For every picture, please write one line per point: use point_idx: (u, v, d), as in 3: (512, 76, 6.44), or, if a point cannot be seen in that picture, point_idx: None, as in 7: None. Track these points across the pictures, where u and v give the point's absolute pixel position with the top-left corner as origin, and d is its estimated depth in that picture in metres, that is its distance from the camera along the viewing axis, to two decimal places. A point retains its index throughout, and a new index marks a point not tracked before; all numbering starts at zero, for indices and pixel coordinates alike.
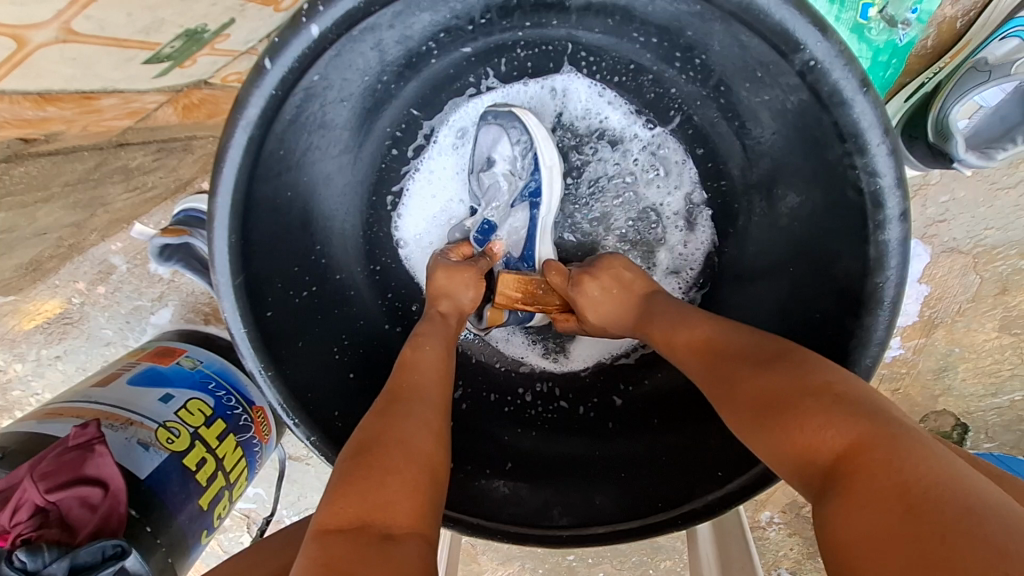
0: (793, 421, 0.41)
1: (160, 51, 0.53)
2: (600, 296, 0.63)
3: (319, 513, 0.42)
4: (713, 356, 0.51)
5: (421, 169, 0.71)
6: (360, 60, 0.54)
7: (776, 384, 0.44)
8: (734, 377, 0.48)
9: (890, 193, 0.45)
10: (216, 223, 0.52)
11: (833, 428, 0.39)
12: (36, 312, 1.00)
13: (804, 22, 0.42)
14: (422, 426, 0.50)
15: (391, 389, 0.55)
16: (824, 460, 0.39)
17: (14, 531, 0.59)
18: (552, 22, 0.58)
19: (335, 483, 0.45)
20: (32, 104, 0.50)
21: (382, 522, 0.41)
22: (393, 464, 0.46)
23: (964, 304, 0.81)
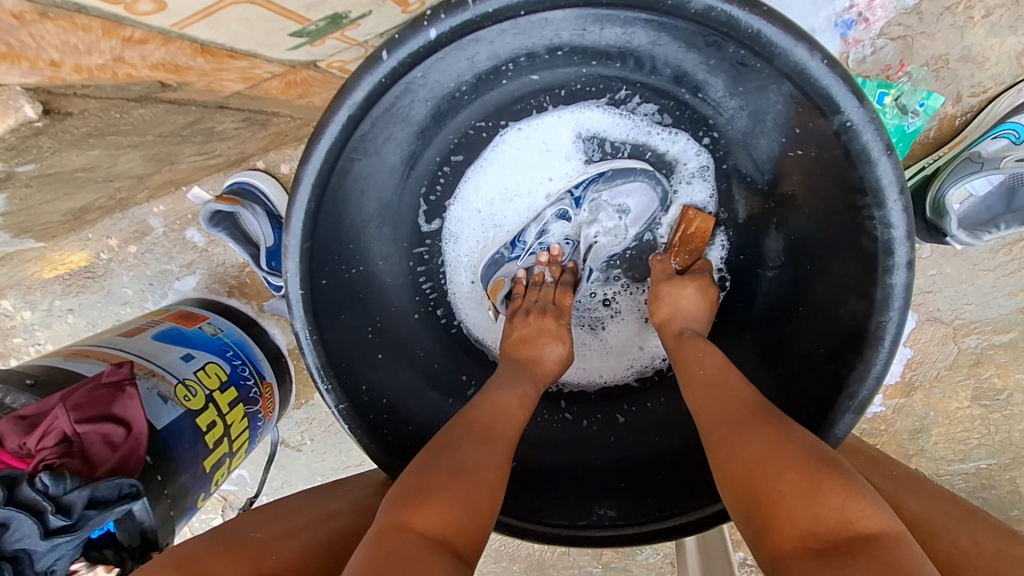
0: (830, 489, 0.45)
1: (305, 28, 0.47)
2: (692, 301, 0.68)
3: (400, 511, 0.48)
4: (749, 414, 0.54)
5: (517, 154, 0.75)
6: (454, 65, 0.59)
7: (819, 452, 0.49)
8: (774, 434, 0.51)
9: (900, 244, 0.51)
10: (300, 187, 0.57)
11: (865, 510, 0.44)
12: (61, 263, 1.02)
13: (846, 91, 0.48)
14: (493, 461, 0.56)
15: (473, 420, 0.60)
16: (848, 532, 0.44)
17: (38, 455, 0.60)
18: (614, 63, 0.65)
19: (405, 491, 0.51)
20: (192, 55, 0.45)
21: (455, 543, 0.48)
22: (466, 491, 0.51)
23: (942, 370, 0.89)
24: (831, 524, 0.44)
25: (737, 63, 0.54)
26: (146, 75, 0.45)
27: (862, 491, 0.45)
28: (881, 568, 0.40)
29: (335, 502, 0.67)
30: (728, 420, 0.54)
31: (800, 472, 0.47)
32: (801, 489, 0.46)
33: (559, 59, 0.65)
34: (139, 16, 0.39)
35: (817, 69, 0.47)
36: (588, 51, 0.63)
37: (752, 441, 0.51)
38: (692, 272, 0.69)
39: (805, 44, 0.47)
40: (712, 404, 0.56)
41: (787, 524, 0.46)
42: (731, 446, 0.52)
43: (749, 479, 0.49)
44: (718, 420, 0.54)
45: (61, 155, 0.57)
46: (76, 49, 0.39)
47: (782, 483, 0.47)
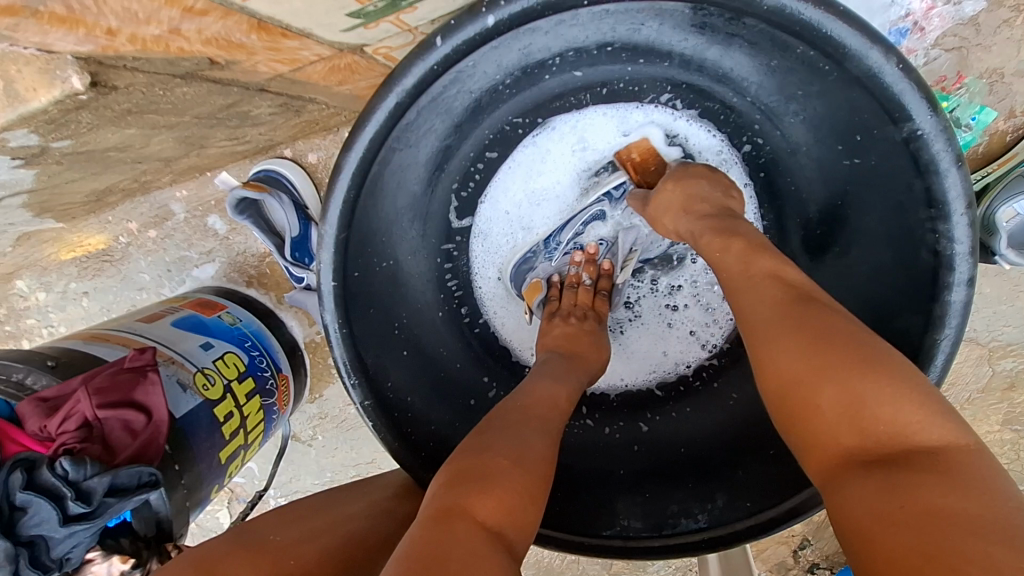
0: (878, 395, 0.41)
1: (364, 7, 0.44)
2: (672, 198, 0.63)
3: (454, 496, 0.47)
4: (793, 304, 0.48)
5: (548, 156, 0.74)
6: (504, 56, 0.57)
7: (867, 346, 0.44)
8: (820, 326, 0.46)
9: (962, 260, 0.49)
10: (341, 175, 0.55)
11: (922, 421, 0.41)
12: (79, 245, 1.01)
13: (919, 98, 0.46)
14: (545, 450, 0.54)
15: (523, 404, 0.58)
16: (891, 441, 0.41)
17: (59, 439, 0.58)
18: (663, 62, 0.63)
19: (449, 478, 0.49)
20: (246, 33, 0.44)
21: (506, 530, 0.46)
22: (520, 474, 0.50)
23: (974, 393, 0.87)
24: (880, 437, 0.41)
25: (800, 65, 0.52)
26: (198, 49, 0.44)
27: (924, 398, 0.41)
28: (926, 484, 0.38)
29: (353, 505, 0.65)
30: (770, 310, 0.49)
31: (848, 370, 0.43)
32: (843, 404, 0.42)
33: (608, 55, 0.63)
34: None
35: (890, 73, 0.45)
36: (639, 48, 0.61)
37: (795, 337, 0.46)
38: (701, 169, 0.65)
39: (880, 47, 0.45)
40: (745, 299, 0.51)
41: (829, 436, 0.43)
42: (765, 355, 0.47)
43: (790, 384, 0.45)
44: (758, 311, 0.49)
45: (98, 132, 0.55)
46: (137, 17, 0.38)
47: (824, 384, 0.43)
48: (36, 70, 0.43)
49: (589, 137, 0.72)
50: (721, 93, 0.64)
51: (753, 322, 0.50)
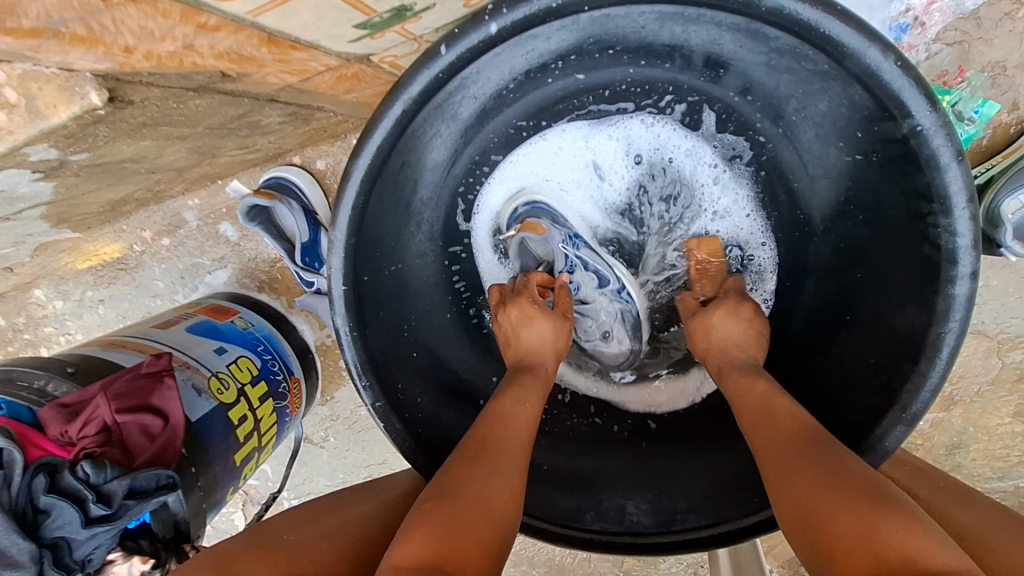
0: (889, 523, 0.44)
1: (371, 19, 0.46)
2: (724, 327, 0.66)
3: (394, 547, 0.50)
4: (810, 445, 0.53)
5: (561, 152, 0.74)
6: (507, 62, 0.58)
7: (878, 487, 0.47)
8: (840, 464, 0.50)
9: (964, 254, 0.50)
10: (350, 180, 0.57)
11: (930, 546, 0.42)
12: (95, 254, 1.03)
13: (918, 95, 0.46)
14: (502, 488, 0.57)
15: (481, 437, 0.61)
16: (899, 566, 0.42)
17: (79, 444, 0.60)
18: (665, 63, 0.64)
19: (414, 521, 0.52)
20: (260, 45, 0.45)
21: (452, 570, 0.49)
22: (472, 523, 0.53)
23: (983, 385, 0.86)
24: (895, 563, 0.42)
25: (801, 64, 0.53)
26: (211, 63, 0.45)
27: (927, 530, 0.44)
28: None
29: (361, 505, 0.65)
30: (784, 448, 0.53)
31: (861, 505, 0.46)
32: (857, 529, 0.45)
33: (610, 58, 0.63)
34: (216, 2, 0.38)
35: (890, 70, 0.46)
36: (641, 50, 0.62)
37: (810, 471, 0.50)
38: (748, 309, 0.67)
39: (879, 45, 0.45)
40: (762, 435, 0.56)
41: (847, 563, 0.44)
42: (782, 484, 0.51)
43: (803, 514, 0.48)
44: (775, 447, 0.54)
45: (114, 145, 0.57)
46: (152, 34, 0.40)
47: (837, 513, 0.46)
48: (55, 87, 0.45)
49: (590, 145, 0.74)
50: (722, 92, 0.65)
51: (767, 462, 0.54)
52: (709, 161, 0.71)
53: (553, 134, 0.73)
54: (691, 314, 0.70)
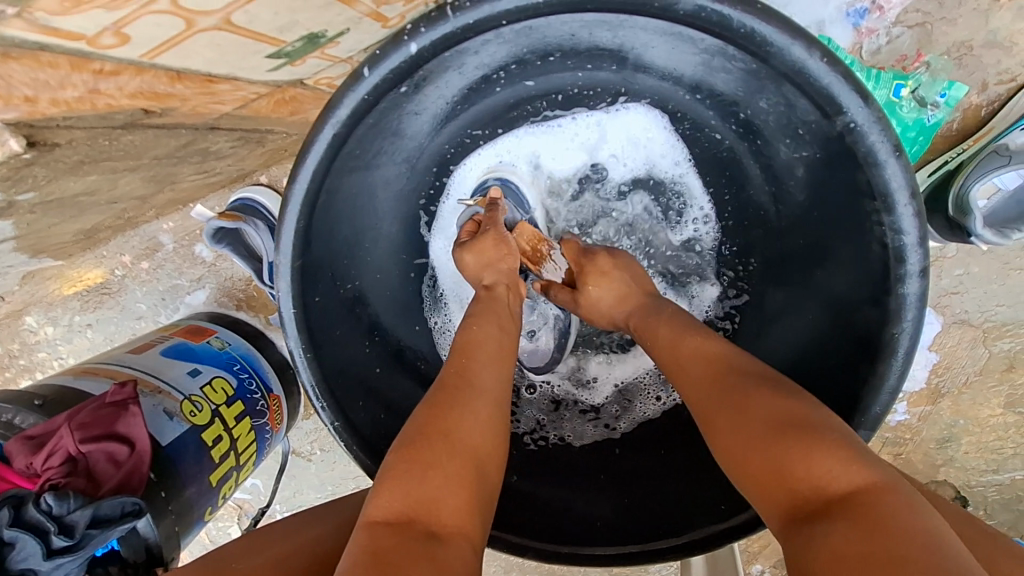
0: (799, 452, 0.43)
1: (282, 48, 0.50)
2: (603, 293, 0.65)
3: (366, 505, 0.47)
4: (724, 375, 0.51)
5: (540, 140, 0.72)
6: (442, 78, 0.58)
7: (791, 409, 0.46)
8: (747, 395, 0.48)
9: (912, 251, 0.48)
10: (289, 205, 0.56)
11: (840, 467, 0.41)
12: (79, 280, 1.05)
13: (849, 89, 0.45)
14: (470, 420, 0.53)
15: (440, 379, 0.56)
16: (829, 492, 0.41)
17: (44, 475, 0.61)
18: (610, 66, 0.62)
19: (383, 474, 0.49)
20: (169, 81, 0.47)
21: (428, 518, 0.45)
22: (437, 462, 0.49)
23: (971, 376, 0.83)
24: (809, 493, 0.41)
25: (735, 63, 0.51)
26: (127, 104, 0.47)
27: (839, 446, 0.42)
28: (864, 527, 0.37)
29: (317, 527, 0.65)
30: (703, 387, 0.51)
31: (782, 438, 0.44)
32: (773, 465, 0.43)
33: (552, 65, 0.62)
34: (106, 50, 0.40)
35: (816, 67, 0.44)
36: (582, 55, 0.60)
37: (729, 409, 0.48)
38: (605, 259, 0.66)
39: (803, 41, 0.44)
40: (679, 379, 0.53)
41: (769, 493, 0.43)
42: (706, 426, 0.49)
43: (733, 453, 0.46)
44: (694, 386, 0.52)
45: (59, 182, 0.58)
46: (49, 83, 0.40)
47: (761, 450, 0.44)
48: None
49: (547, 144, 0.72)
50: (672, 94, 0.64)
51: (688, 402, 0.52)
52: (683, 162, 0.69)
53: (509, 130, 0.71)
54: (573, 305, 0.68)
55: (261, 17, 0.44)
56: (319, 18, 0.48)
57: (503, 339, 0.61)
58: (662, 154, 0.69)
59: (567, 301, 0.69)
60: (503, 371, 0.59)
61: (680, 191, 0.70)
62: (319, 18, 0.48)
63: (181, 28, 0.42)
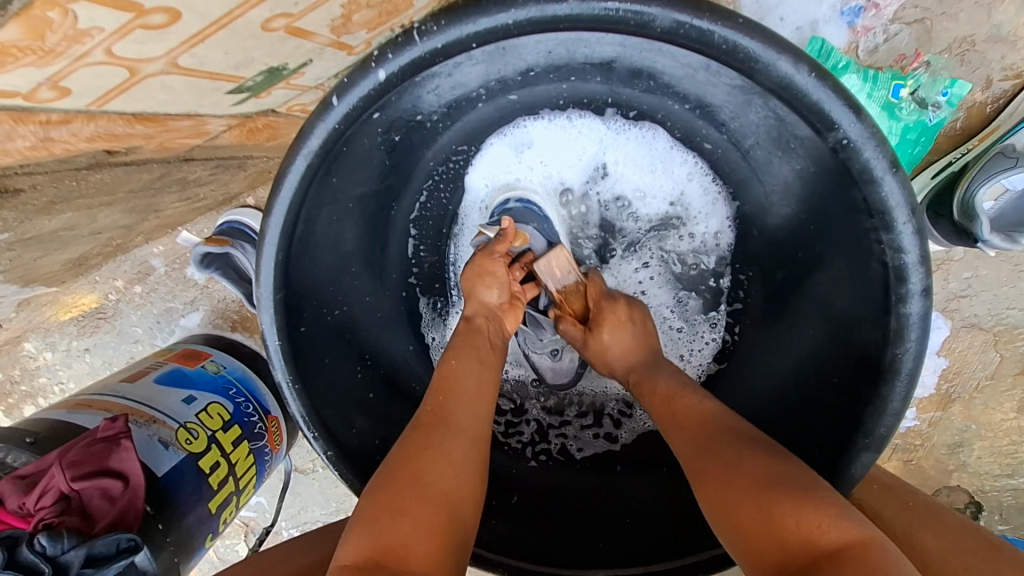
0: (785, 507, 0.43)
1: (242, 84, 0.50)
2: (617, 342, 0.63)
3: (340, 549, 0.46)
4: (710, 431, 0.51)
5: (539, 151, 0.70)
6: (417, 100, 0.56)
7: (777, 467, 0.46)
8: (737, 450, 0.48)
9: (913, 269, 0.46)
10: (267, 238, 0.55)
11: (824, 523, 0.41)
12: (73, 305, 1.04)
13: (838, 104, 0.43)
14: (448, 463, 0.52)
15: (421, 417, 0.56)
16: (810, 552, 0.41)
17: (38, 515, 0.60)
18: (595, 78, 0.60)
19: (359, 515, 0.49)
20: (127, 124, 0.47)
21: (397, 565, 0.44)
22: (411, 506, 0.48)
23: (983, 380, 0.80)
24: (796, 550, 0.41)
25: (719, 77, 0.49)
26: (85, 147, 0.46)
27: (826, 503, 0.42)
28: None
29: (312, 556, 0.64)
30: (689, 442, 0.51)
31: (764, 494, 0.44)
32: (759, 520, 0.43)
33: (534, 79, 0.60)
34: (46, 104, 0.40)
35: (804, 82, 0.42)
36: (565, 69, 0.58)
37: (715, 464, 0.48)
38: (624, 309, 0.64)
39: (787, 56, 0.42)
40: (668, 431, 0.54)
41: (757, 553, 0.43)
42: (694, 479, 0.49)
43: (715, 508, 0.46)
44: (681, 442, 0.52)
45: (33, 222, 0.58)
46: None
47: (743, 506, 0.45)
48: None
49: (548, 151, 0.70)
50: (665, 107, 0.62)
51: (679, 455, 0.52)
52: (684, 173, 0.66)
53: (505, 143, 0.70)
54: (580, 344, 0.65)
55: (211, 58, 0.45)
56: (276, 52, 0.48)
57: (484, 375, 0.59)
58: (665, 165, 0.67)
59: (576, 338, 0.66)
60: (488, 414, 0.58)
61: (683, 202, 0.68)
62: (275, 53, 0.48)
63: (126, 77, 0.42)
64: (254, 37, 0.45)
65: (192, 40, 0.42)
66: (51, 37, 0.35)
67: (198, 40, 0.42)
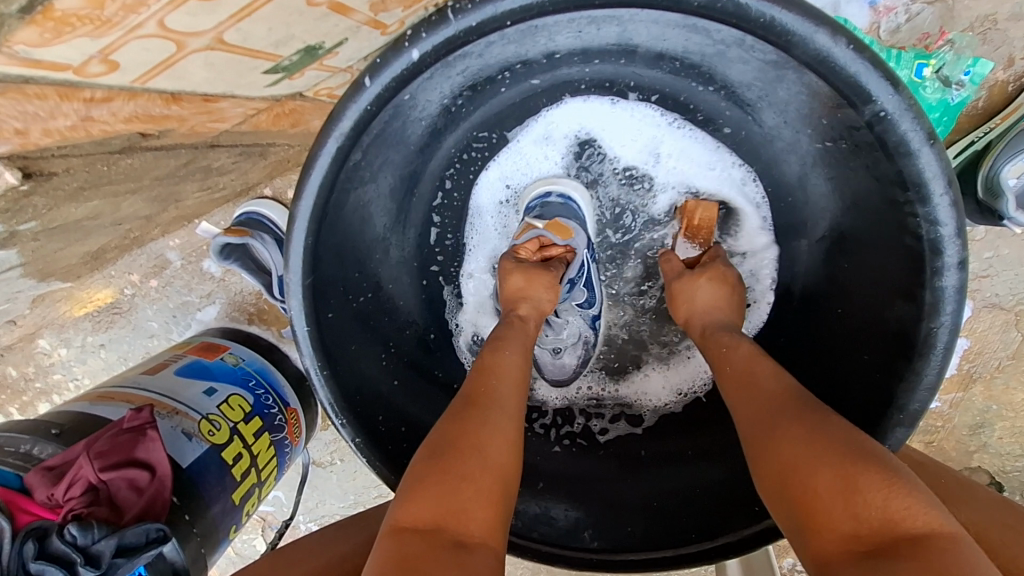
0: (869, 483, 0.41)
1: (279, 63, 0.50)
2: (706, 294, 0.63)
3: (394, 509, 0.47)
4: (791, 402, 0.49)
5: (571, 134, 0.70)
6: (445, 82, 0.56)
7: (862, 444, 0.44)
8: (821, 424, 0.46)
9: (949, 242, 0.46)
10: (297, 223, 0.55)
11: (912, 507, 0.40)
12: (88, 301, 1.04)
13: (877, 76, 0.43)
14: (500, 441, 0.52)
15: (471, 392, 0.56)
16: (886, 529, 0.39)
17: (67, 505, 0.60)
18: (620, 60, 0.60)
19: (411, 480, 0.49)
20: (163, 101, 0.48)
21: (454, 529, 0.45)
22: (467, 474, 0.48)
23: (1004, 360, 0.81)
24: (875, 524, 0.40)
25: (752, 53, 0.49)
26: (122, 128, 0.48)
27: (913, 489, 0.41)
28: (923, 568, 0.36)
29: (347, 542, 0.65)
30: (765, 411, 0.50)
31: (844, 463, 0.43)
32: (836, 486, 0.42)
33: (559, 62, 0.60)
34: (93, 78, 0.41)
35: (841, 55, 0.42)
36: (591, 50, 0.58)
37: (794, 430, 0.47)
38: (722, 267, 0.64)
39: (826, 28, 0.42)
40: (743, 393, 0.52)
41: (828, 519, 0.42)
42: (763, 441, 0.48)
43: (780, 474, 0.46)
44: (752, 411, 0.51)
45: (60, 210, 0.58)
46: (38, 115, 0.42)
47: (821, 471, 0.43)
48: None
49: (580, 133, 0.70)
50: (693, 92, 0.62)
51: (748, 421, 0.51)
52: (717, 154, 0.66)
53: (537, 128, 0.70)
54: (675, 276, 0.66)
55: (255, 33, 0.45)
56: (315, 30, 0.48)
57: (532, 364, 0.60)
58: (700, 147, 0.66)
59: (674, 269, 0.66)
60: (525, 395, 0.58)
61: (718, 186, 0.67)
62: (314, 29, 0.47)
63: (172, 51, 0.42)
64: (299, 12, 0.45)
65: (240, 15, 0.42)
66: (110, 6, 0.35)
67: (245, 14, 0.42)
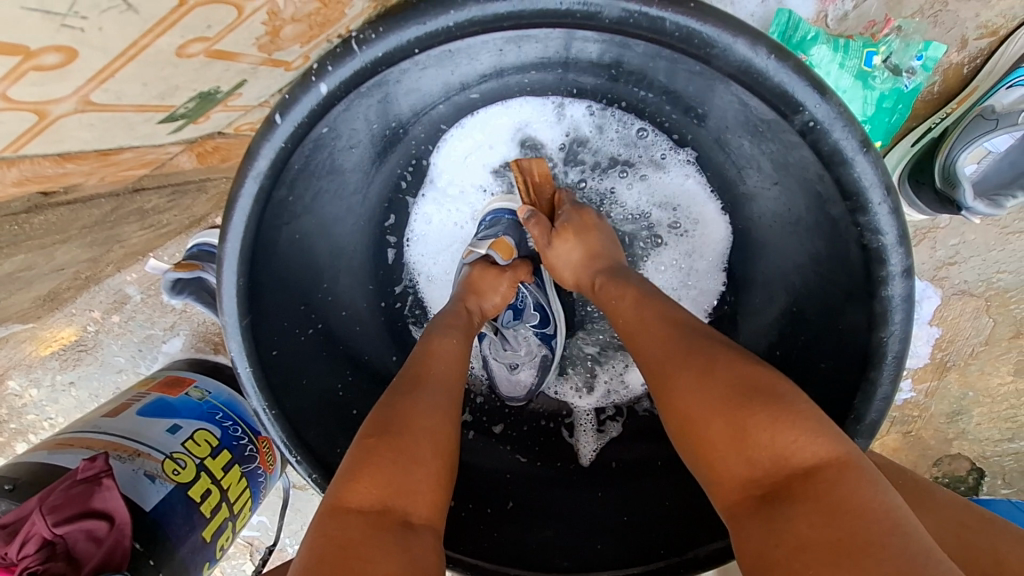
0: (759, 419, 0.39)
1: (174, 112, 0.51)
2: (570, 253, 0.61)
3: (334, 488, 0.45)
4: (675, 335, 0.47)
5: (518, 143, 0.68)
6: (370, 110, 0.54)
7: (748, 376, 0.42)
8: (708, 358, 0.44)
9: (892, 250, 0.44)
10: (226, 266, 0.53)
11: (798, 439, 0.39)
12: (53, 339, 1.02)
13: (803, 84, 0.41)
14: (439, 411, 0.51)
15: (410, 374, 0.54)
16: (784, 469, 0.38)
17: (20, 564, 0.58)
18: (559, 71, 0.57)
19: (355, 459, 0.46)
20: (52, 163, 0.49)
21: (402, 508, 0.44)
22: (410, 438, 0.47)
23: (978, 347, 0.79)
24: (767, 467, 0.39)
25: (677, 64, 0.48)
26: (15, 190, 0.51)
27: (803, 417, 0.39)
28: (814, 514, 0.36)
29: None
30: (657, 348, 0.48)
31: (734, 407, 0.41)
32: (729, 433, 0.40)
33: (494, 76, 0.58)
34: None
35: (764, 65, 0.41)
36: (524, 65, 0.55)
37: (683, 371, 0.44)
38: (577, 220, 0.62)
39: (744, 38, 0.41)
40: (637, 338, 0.50)
41: (726, 464, 0.40)
42: (660, 385, 0.46)
43: (682, 422, 0.44)
44: (648, 350, 0.49)
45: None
46: None
47: (713, 410, 0.41)
48: None
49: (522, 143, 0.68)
50: (646, 142, 0.64)
51: (645, 363, 0.49)
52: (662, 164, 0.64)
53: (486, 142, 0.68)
54: (544, 241, 0.63)
55: (128, 91, 0.46)
56: (200, 79, 0.49)
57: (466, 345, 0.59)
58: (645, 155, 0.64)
59: (541, 233, 0.63)
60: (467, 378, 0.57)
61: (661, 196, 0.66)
62: (199, 79, 0.49)
63: (35, 121, 0.43)
64: (172, 66, 0.46)
65: (100, 78, 0.43)
66: None
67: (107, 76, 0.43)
